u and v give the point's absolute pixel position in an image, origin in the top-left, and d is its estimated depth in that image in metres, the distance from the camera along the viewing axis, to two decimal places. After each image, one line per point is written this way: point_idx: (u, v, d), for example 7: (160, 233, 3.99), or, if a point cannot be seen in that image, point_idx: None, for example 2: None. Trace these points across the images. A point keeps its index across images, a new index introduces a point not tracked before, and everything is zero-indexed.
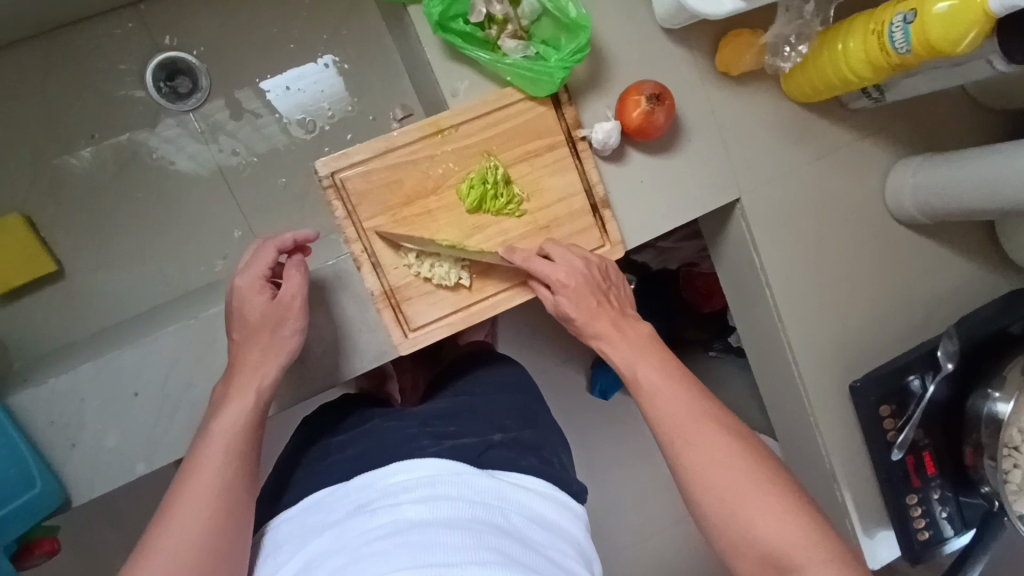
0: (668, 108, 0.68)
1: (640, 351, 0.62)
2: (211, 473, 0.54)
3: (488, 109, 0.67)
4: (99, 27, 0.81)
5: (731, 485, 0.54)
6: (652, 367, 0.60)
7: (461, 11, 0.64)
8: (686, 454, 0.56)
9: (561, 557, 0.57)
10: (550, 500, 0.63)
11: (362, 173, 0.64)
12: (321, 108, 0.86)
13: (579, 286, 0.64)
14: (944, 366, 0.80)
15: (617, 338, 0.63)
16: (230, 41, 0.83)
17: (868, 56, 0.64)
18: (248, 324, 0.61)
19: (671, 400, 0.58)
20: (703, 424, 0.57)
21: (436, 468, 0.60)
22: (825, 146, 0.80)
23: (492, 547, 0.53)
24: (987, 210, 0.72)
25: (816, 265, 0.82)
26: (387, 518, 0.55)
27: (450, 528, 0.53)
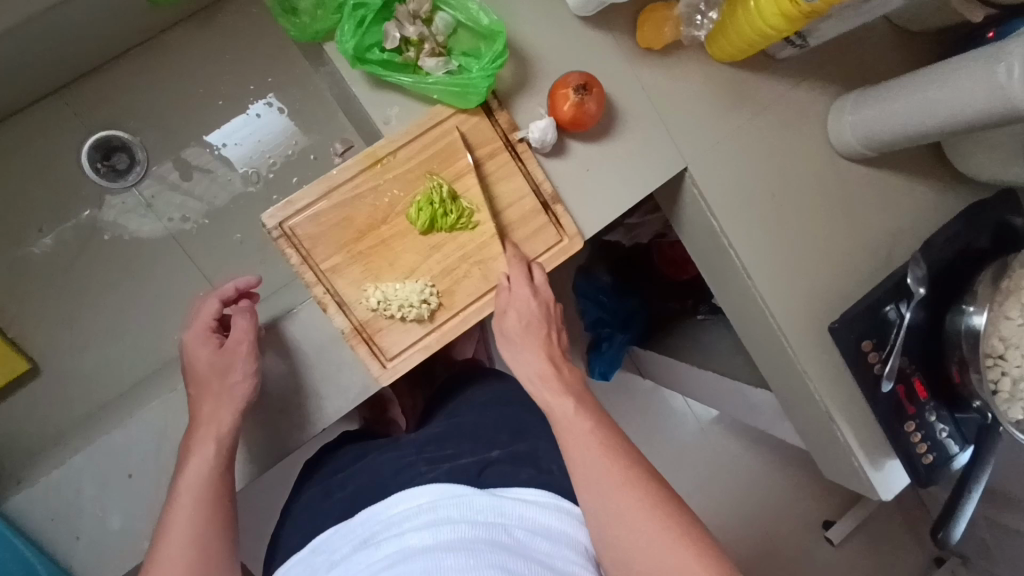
0: (597, 96, 0.69)
1: (572, 400, 0.62)
2: (188, 526, 0.57)
3: (422, 130, 0.67)
4: (26, 120, 0.80)
5: (655, 546, 0.54)
6: (580, 418, 0.61)
7: (375, 40, 0.64)
8: (613, 510, 0.56)
9: (563, 564, 0.57)
10: (554, 509, 0.62)
11: (309, 217, 0.65)
12: (263, 157, 0.86)
13: (535, 309, 0.67)
14: (916, 292, 0.82)
15: (549, 380, 0.64)
16: (160, 109, 0.84)
17: (780, 8, 0.64)
18: (200, 376, 0.63)
19: (603, 453, 0.59)
20: (630, 482, 0.57)
21: (434, 493, 0.60)
22: (760, 101, 0.81)
23: (492, 564, 0.53)
24: (929, 132, 0.73)
25: (775, 218, 0.83)
26: (392, 548, 0.56)
27: (449, 552, 0.54)
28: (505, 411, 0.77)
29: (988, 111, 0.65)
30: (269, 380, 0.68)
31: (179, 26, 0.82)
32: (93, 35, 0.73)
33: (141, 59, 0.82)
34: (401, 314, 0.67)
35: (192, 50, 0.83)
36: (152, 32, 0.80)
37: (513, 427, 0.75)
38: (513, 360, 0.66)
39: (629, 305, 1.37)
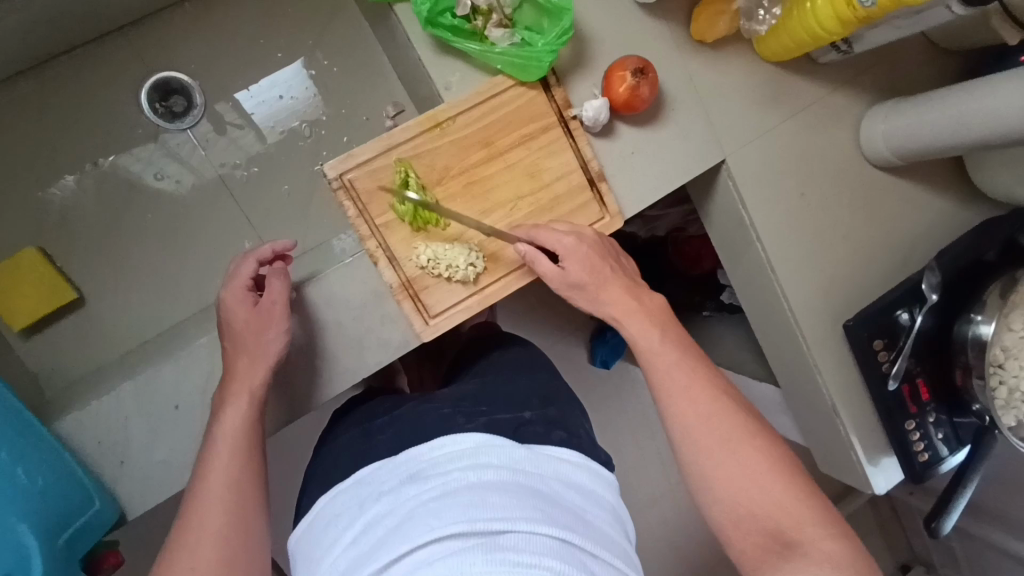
0: (652, 81, 0.71)
1: (659, 333, 0.67)
2: (225, 474, 0.59)
3: (482, 98, 0.69)
4: (84, 55, 0.81)
5: (747, 463, 0.60)
6: (669, 350, 0.66)
7: (448, 5, 0.66)
8: (705, 432, 0.61)
9: (594, 517, 0.64)
10: (585, 468, 0.70)
11: (368, 172, 0.67)
12: (313, 114, 0.87)
13: (588, 253, 0.68)
14: (931, 298, 0.86)
15: (638, 319, 0.67)
16: (216, 56, 0.85)
17: (836, 12, 0.67)
18: (236, 333, 0.64)
19: (694, 382, 0.64)
20: (719, 408, 0.62)
21: (476, 441, 0.66)
22: (799, 102, 0.85)
23: (533, 507, 0.60)
24: (958, 145, 0.76)
25: (801, 216, 0.86)
26: (438, 484, 0.62)
27: (495, 492, 0.60)
28: (537, 386, 0.84)
29: (1018, 129, 0.68)
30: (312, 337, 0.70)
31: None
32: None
33: (202, 5, 0.83)
34: (447, 274, 0.69)
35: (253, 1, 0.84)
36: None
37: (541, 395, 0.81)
38: (591, 302, 0.68)
39: None
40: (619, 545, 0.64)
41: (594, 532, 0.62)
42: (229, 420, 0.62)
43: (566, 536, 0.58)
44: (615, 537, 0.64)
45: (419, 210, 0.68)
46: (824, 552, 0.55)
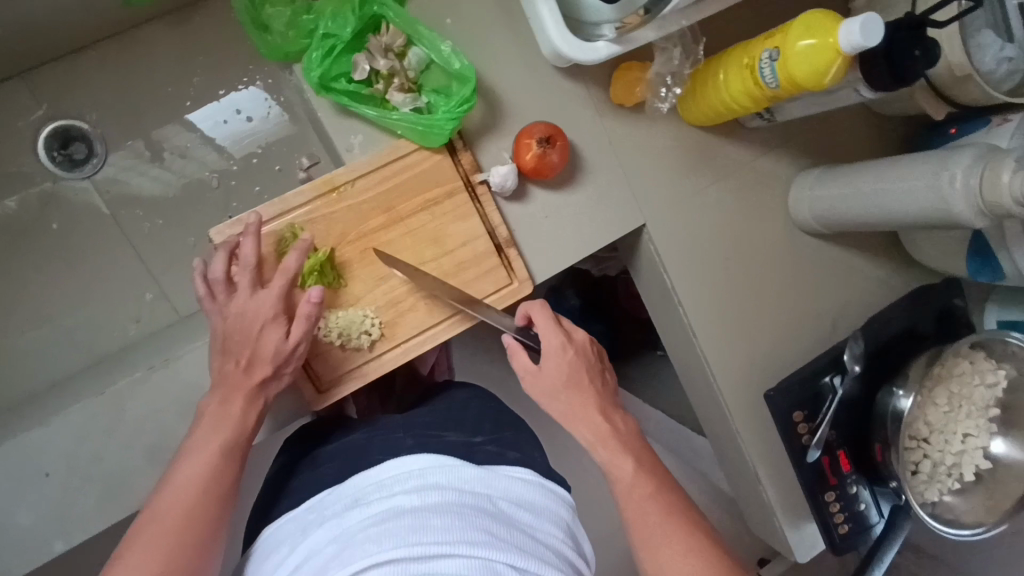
0: (560, 148, 0.70)
1: (633, 465, 0.62)
2: (194, 480, 0.54)
3: (383, 162, 0.67)
4: None
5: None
6: (641, 482, 0.61)
7: (343, 71, 0.65)
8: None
9: (545, 537, 0.56)
10: (541, 487, 0.60)
11: (258, 237, 0.65)
12: (226, 162, 0.86)
13: (572, 359, 0.65)
14: (852, 368, 0.84)
15: (610, 452, 0.62)
16: (124, 103, 0.83)
17: (745, 88, 0.66)
18: (241, 319, 0.61)
19: (667, 526, 0.58)
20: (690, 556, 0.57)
21: (425, 460, 0.57)
22: (726, 167, 0.83)
23: (478, 529, 0.51)
24: (874, 222, 0.75)
25: (724, 282, 0.85)
26: (380, 509, 0.53)
27: (438, 514, 0.52)
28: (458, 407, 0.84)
29: (929, 213, 0.68)
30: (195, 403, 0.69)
31: (158, 20, 0.82)
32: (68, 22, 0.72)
33: (107, 52, 0.82)
34: (340, 341, 0.67)
35: (164, 48, 0.83)
36: (128, 23, 0.80)
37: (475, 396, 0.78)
38: (563, 415, 0.65)
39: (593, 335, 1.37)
40: (573, 566, 0.56)
41: (546, 553, 0.54)
42: (215, 425, 0.57)
43: (509, 564, 0.50)
44: (572, 564, 0.56)
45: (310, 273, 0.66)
46: None
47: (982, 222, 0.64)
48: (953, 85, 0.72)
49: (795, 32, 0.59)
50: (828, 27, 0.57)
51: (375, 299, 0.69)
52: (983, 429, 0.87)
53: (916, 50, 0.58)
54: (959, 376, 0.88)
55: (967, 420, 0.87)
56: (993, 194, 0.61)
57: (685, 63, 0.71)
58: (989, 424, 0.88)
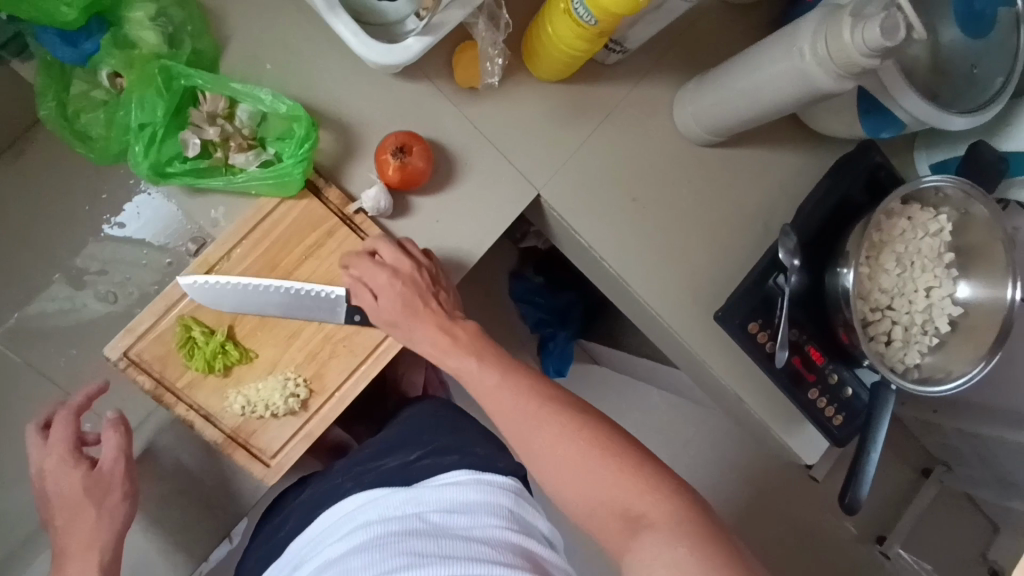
0: (420, 152, 0.68)
1: (509, 390, 0.60)
2: None
3: (250, 225, 0.66)
4: None
5: (597, 492, 0.54)
6: (521, 402, 0.60)
7: (175, 152, 0.63)
8: (570, 476, 0.55)
9: (484, 535, 0.56)
10: (475, 483, 0.60)
11: (152, 340, 0.65)
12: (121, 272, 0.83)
13: (402, 289, 0.65)
14: (792, 263, 0.81)
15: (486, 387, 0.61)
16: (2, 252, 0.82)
17: (572, 32, 0.64)
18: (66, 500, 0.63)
19: (563, 434, 0.57)
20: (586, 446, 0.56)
21: (352, 504, 0.60)
22: (603, 109, 0.81)
23: (399, 553, 0.53)
24: (759, 116, 0.73)
25: (640, 222, 0.83)
26: (313, 565, 0.58)
27: (357, 554, 0.54)
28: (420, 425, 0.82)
29: (804, 91, 0.65)
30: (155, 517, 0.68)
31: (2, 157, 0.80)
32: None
33: None
34: (270, 412, 0.67)
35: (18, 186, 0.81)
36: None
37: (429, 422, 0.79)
38: (407, 339, 0.66)
39: (564, 306, 1.35)
40: (521, 553, 0.56)
41: (479, 552, 0.53)
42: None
43: None
44: (520, 552, 0.56)
45: (216, 356, 0.65)
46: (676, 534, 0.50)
47: (850, 83, 0.62)
48: None
49: None
50: None
51: (292, 358, 0.68)
52: (943, 277, 0.86)
53: None
54: (901, 235, 0.85)
55: (924, 274, 0.86)
56: (840, 54, 0.59)
57: (499, 33, 0.69)
58: (947, 271, 0.86)
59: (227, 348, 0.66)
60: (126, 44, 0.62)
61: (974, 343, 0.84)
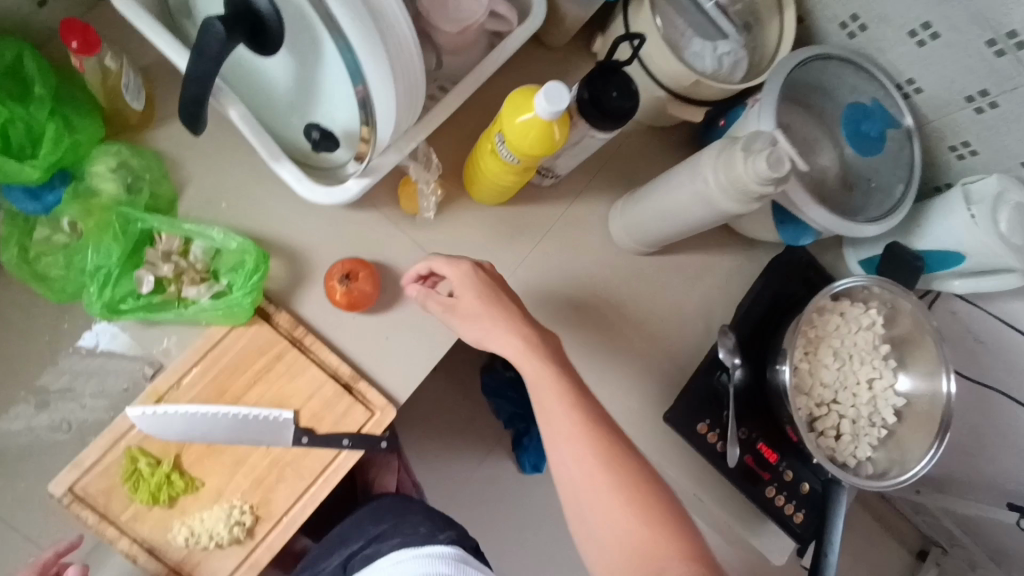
0: (366, 279, 0.73)
1: (548, 374, 0.67)
2: None
3: (200, 354, 0.69)
4: None
5: (573, 475, 0.63)
6: (570, 420, 0.64)
7: (128, 291, 0.67)
8: (567, 458, 0.64)
9: None
10: (416, 560, 0.66)
11: (98, 474, 0.65)
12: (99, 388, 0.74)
13: None
14: (732, 361, 0.84)
15: (545, 396, 0.66)
16: None
17: (501, 168, 0.70)
18: None
19: (562, 436, 0.64)
20: (592, 433, 0.64)
21: None
22: (545, 226, 0.84)
23: None
24: (686, 232, 0.78)
25: (585, 328, 0.85)
26: None
27: None
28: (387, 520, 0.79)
29: (716, 216, 0.71)
30: None
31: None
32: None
33: None
34: (214, 542, 0.66)
35: None
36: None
37: (383, 519, 0.80)
38: None
39: None
40: None
41: None
42: None
43: None
44: None
45: (164, 482, 0.66)
46: (619, 507, 0.60)
47: (754, 207, 0.67)
48: (691, 90, 0.76)
49: (510, 110, 0.62)
50: (524, 104, 0.61)
51: (239, 483, 0.68)
52: (882, 369, 0.89)
53: (612, 92, 0.63)
54: (836, 330, 0.88)
55: (862, 364, 0.89)
56: (737, 184, 0.64)
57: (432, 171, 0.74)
58: (887, 362, 0.89)
59: (178, 480, 0.66)
60: (88, 194, 0.67)
61: (920, 432, 0.87)
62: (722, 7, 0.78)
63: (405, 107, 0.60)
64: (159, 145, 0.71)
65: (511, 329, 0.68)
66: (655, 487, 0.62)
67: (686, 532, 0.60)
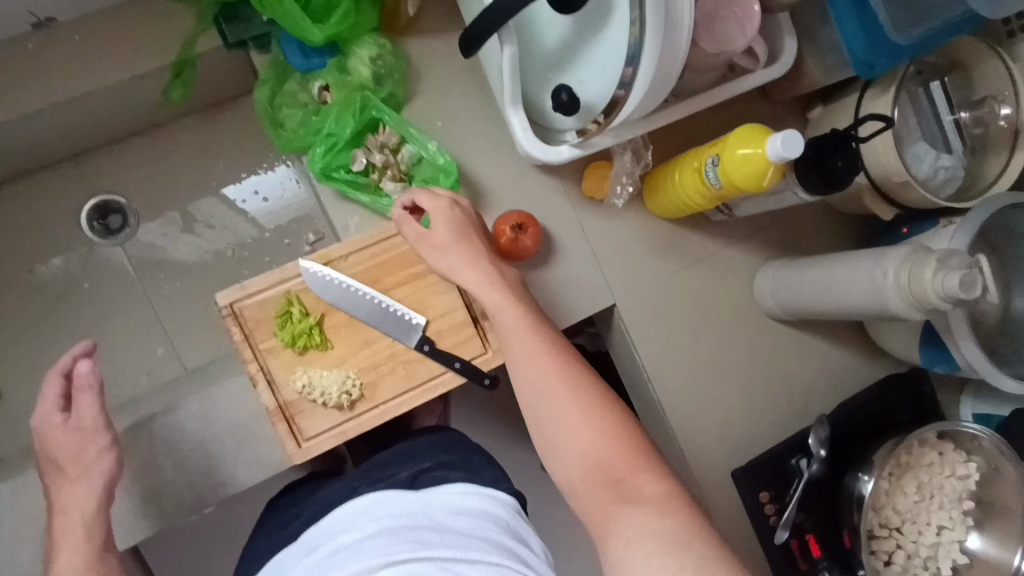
0: (532, 234, 0.77)
1: (505, 291, 0.68)
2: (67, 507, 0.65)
3: (372, 241, 0.76)
4: (35, 181, 0.87)
5: (535, 389, 0.63)
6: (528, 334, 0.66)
7: (342, 163, 0.75)
8: (527, 378, 0.64)
9: (482, 534, 0.60)
10: (474, 493, 0.65)
11: (257, 301, 0.74)
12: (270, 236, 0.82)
13: None
14: (818, 452, 0.84)
15: (498, 310, 0.67)
16: (150, 180, 0.89)
17: (696, 187, 0.73)
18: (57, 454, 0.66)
19: (524, 346, 0.65)
20: (544, 349, 0.65)
21: (371, 499, 0.65)
22: (698, 256, 0.87)
23: (410, 540, 0.58)
24: (834, 314, 0.79)
25: (694, 362, 0.88)
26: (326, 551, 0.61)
27: (372, 539, 0.59)
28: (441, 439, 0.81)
29: (878, 310, 0.72)
30: (184, 435, 0.74)
31: (187, 117, 0.89)
32: (27, 88, 0.69)
33: (148, 142, 0.88)
34: (322, 400, 0.74)
35: (194, 126, 0.89)
36: (126, 132, 0.86)
37: None
38: None
39: None
40: (512, 553, 0.60)
41: (469, 542, 0.58)
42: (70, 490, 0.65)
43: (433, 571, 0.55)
44: (512, 553, 0.59)
45: (303, 333, 0.74)
46: (582, 414, 0.60)
47: (919, 316, 0.68)
48: (896, 190, 0.77)
49: (737, 139, 0.66)
50: (757, 139, 0.64)
51: (359, 361, 0.75)
52: (958, 522, 0.86)
53: (838, 161, 0.65)
54: (927, 465, 0.87)
55: (940, 509, 0.86)
56: (919, 291, 0.65)
57: (636, 167, 0.79)
58: (964, 517, 0.87)
59: (314, 335, 0.74)
60: (344, 70, 0.75)
61: None
62: (960, 126, 0.78)
63: (652, 98, 0.63)
64: (411, 53, 0.78)
65: (467, 237, 0.70)
66: (608, 397, 0.62)
67: (642, 446, 0.59)
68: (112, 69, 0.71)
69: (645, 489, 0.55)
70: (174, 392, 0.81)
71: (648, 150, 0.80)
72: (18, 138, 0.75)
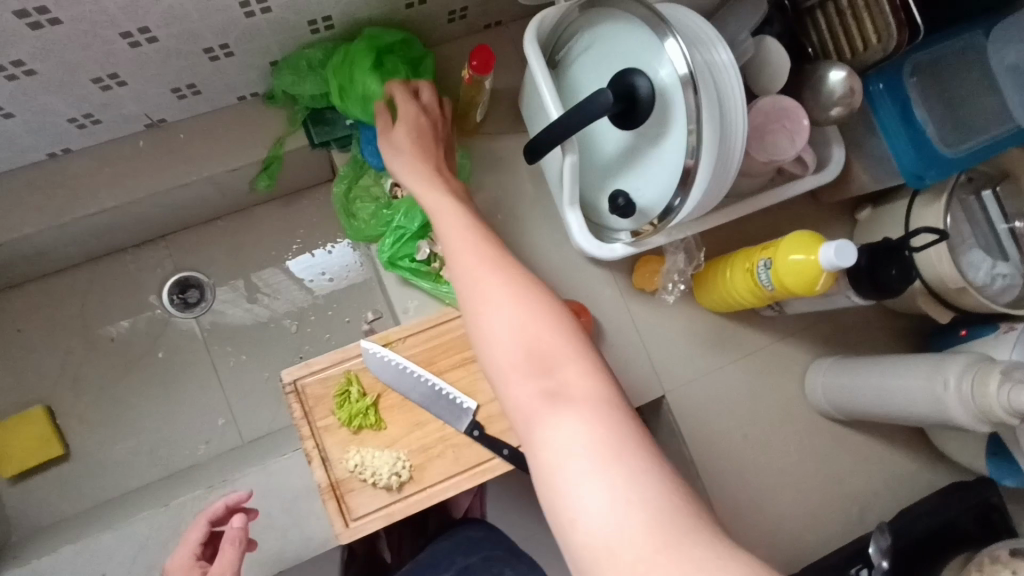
0: (585, 323, 0.80)
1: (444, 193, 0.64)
2: None
3: (429, 325, 0.79)
4: (127, 256, 0.95)
5: (473, 286, 0.53)
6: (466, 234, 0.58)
7: (408, 253, 0.80)
8: (463, 264, 0.55)
9: None
10: None
11: (320, 379, 0.77)
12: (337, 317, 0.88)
13: None
14: (881, 563, 0.77)
15: (440, 204, 0.62)
16: (229, 258, 0.96)
17: (748, 286, 0.75)
18: None
19: (469, 243, 0.57)
20: (482, 243, 0.57)
21: None
22: (748, 351, 0.88)
23: None
24: (891, 418, 0.77)
25: (744, 459, 0.86)
26: None
27: None
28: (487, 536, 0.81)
29: (939, 418, 0.70)
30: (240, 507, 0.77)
31: (268, 203, 0.96)
32: (137, 179, 0.77)
33: (232, 224, 0.96)
34: (372, 479, 0.75)
35: (273, 210, 0.96)
36: (215, 215, 0.94)
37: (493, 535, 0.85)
38: None
39: None
40: None
41: None
42: None
43: None
44: None
45: (359, 412, 0.76)
46: (520, 317, 0.50)
47: (983, 427, 0.66)
48: (952, 294, 0.77)
49: (790, 244, 0.67)
50: (810, 246, 0.66)
51: (410, 442, 0.77)
52: None
53: (892, 269, 0.65)
54: None
55: None
56: (983, 402, 0.64)
57: (688, 267, 0.83)
58: None
59: (369, 415, 0.76)
60: None
61: None
62: (1017, 235, 0.78)
63: (705, 204, 0.67)
64: (476, 153, 0.84)
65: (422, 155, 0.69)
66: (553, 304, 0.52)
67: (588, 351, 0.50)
68: (216, 165, 0.78)
69: (575, 389, 0.47)
70: (232, 463, 0.84)
71: (699, 251, 0.84)
72: (123, 221, 0.83)
